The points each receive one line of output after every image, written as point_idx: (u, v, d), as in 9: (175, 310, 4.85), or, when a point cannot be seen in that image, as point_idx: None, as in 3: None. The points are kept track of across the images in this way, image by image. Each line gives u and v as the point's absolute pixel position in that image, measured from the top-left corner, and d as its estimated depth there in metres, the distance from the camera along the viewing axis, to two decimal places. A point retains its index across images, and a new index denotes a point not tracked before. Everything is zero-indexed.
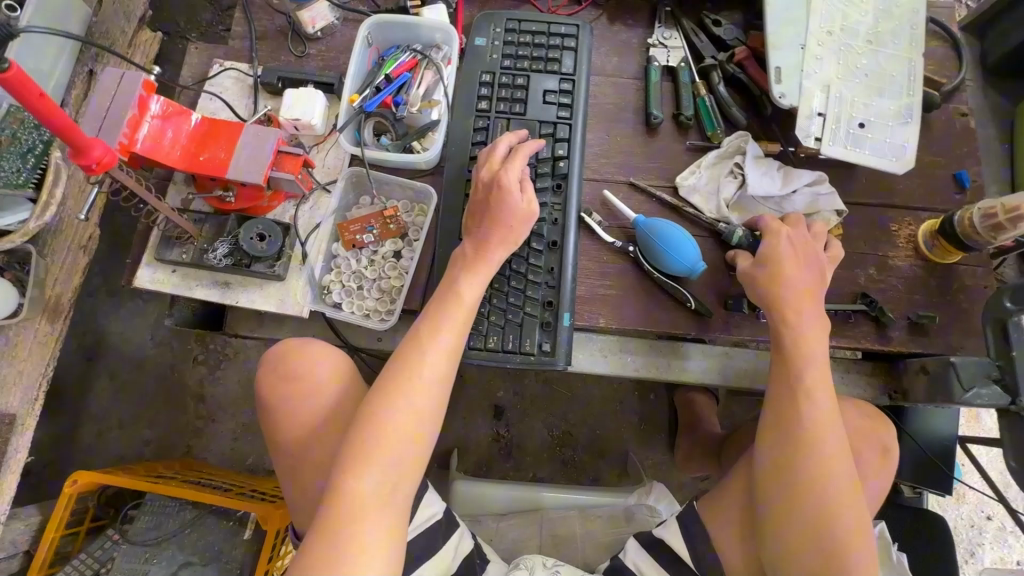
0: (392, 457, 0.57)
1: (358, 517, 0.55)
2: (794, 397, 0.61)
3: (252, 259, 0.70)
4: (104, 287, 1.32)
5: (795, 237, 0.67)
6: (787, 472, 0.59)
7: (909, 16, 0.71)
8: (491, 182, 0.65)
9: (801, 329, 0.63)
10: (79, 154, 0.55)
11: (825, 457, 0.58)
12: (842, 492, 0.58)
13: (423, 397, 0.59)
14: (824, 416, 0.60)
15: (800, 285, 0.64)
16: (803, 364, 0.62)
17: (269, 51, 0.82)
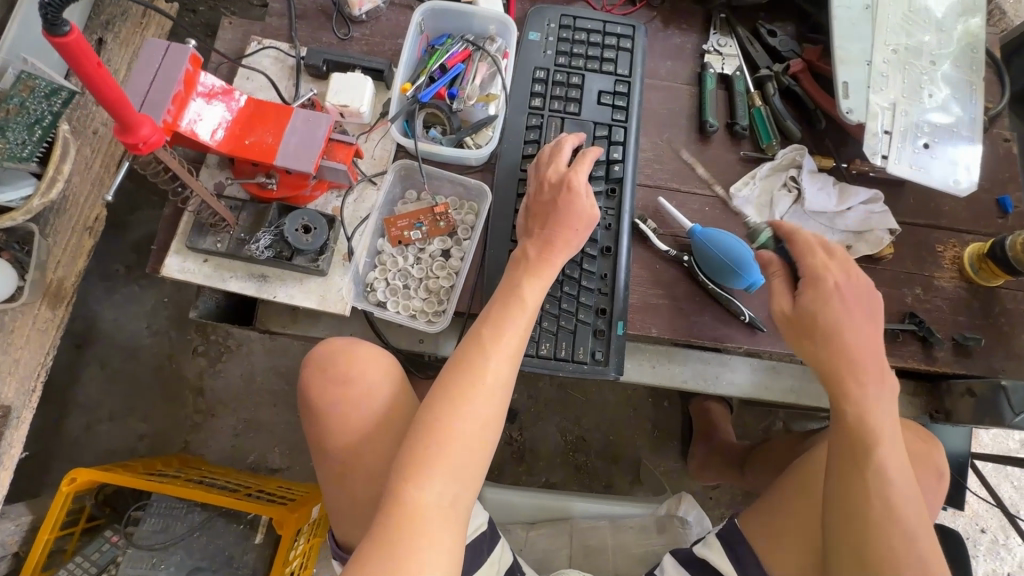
0: (456, 465, 0.53)
1: (421, 533, 0.50)
2: (858, 448, 0.59)
3: (294, 251, 0.66)
4: (97, 271, 1.24)
5: (842, 279, 0.64)
6: (859, 518, 0.57)
7: (970, 41, 0.73)
8: (559, 183, 0.67)
9: (863, 391, 0.61)
10: (124, 132, 0.50)
11: (897, 501, 0.57)
12: (919, 534, 0.56)
13: (486, 403, 0.56)
14: (892, 460, 0.58)
15: (857, 342, 0.62)
16: (864, 408, 0.60)
17: (310, 31, 0.77)
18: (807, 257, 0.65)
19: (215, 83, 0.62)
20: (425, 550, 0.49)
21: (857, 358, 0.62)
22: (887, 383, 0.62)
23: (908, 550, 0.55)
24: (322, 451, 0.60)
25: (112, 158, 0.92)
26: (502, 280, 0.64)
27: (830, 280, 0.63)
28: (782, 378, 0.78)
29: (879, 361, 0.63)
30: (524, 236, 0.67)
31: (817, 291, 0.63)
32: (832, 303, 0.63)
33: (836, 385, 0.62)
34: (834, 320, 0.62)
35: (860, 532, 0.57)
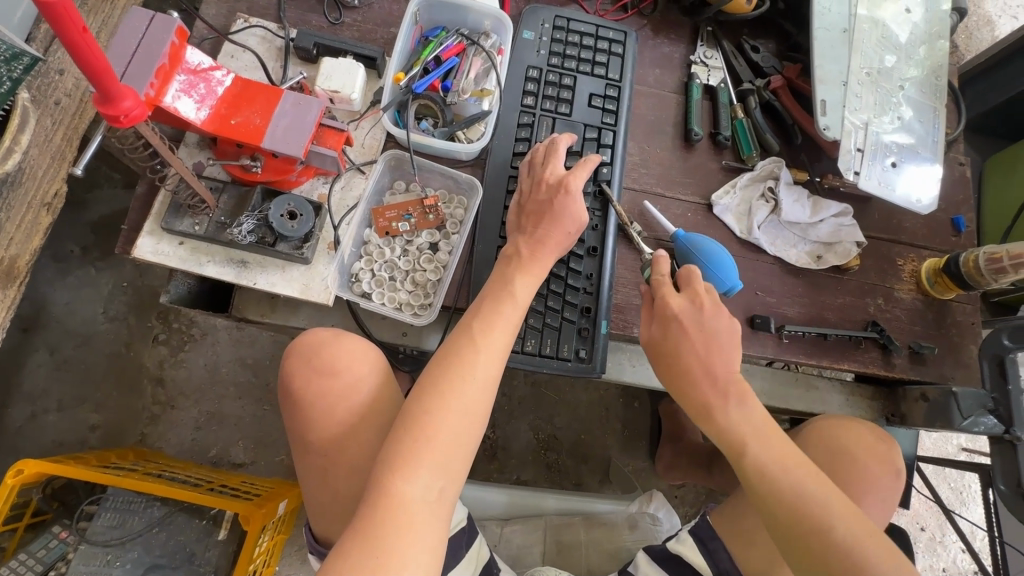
0: (442, 458, 0.53)
1: (406, 526, 0.49)
2: (735, 462, 0.59)
3: (278, 237, 0.64)
4: (50, 251, 1.17)
5: (685, 307, 0.63)
6: (774, 528, 0.55)
7: (933, 68, 0.78)
8: (556, 185, 0.67)
9: (716, 408, 0.60)
10: (105, 103, 0.47)
11: (791, 496, 0.55)
12: (832, 523, 0.53)
13: (477, 395, 0.56)
14: (768, 458, 0.57)
15: (699, 364, 0.61)
16: (727, 426, 0.59)
17: (300, 13, 0.75)
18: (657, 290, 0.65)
19: (201, 60, 0.59)
20: (409, 545, 0.49)
21: (704, 381, 0.61)
22: (742, 391, 0.60)
23: (829, 543, 0.52)
24: (302, 444, 0.58)
25: (74, 131, 0.86)
26: (492, 275, 0.65)
27: (670, 312, 0.63)
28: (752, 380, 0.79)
29: (730, 380, 0.60)
30: (515, 231, 0.68)
31: (664, 325, 0.63)
32: (672, 333, 0.63)
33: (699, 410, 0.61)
34: (676, 350, 0.62)
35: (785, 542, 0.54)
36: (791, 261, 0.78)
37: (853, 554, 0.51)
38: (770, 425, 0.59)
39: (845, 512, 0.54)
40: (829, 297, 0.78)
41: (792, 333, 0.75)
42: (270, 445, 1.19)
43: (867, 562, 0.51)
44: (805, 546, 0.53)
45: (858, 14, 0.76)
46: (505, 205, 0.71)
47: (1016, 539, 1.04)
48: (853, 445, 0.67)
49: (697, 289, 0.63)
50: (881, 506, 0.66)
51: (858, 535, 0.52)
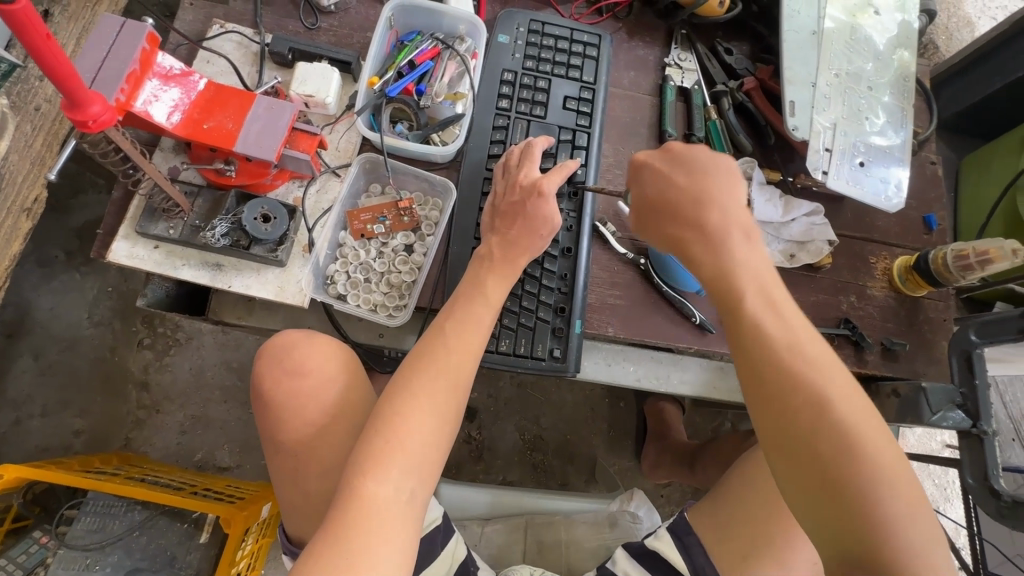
0: (414, 459, 0.54)
1: (377, 526, 0.50)
2: (730, 310, 0.54)
3: (252, 241, 0.65)
4: (34, 257, 1.17)
5: (663, 156, 0.63)
6: (762, 389, 0.50)
7: (902, 69, 0.79)
8: (529, 187, 0.68)
9: (710, 252, 0.56)
10: (74, 108, 0.48)
11: (787, 354, 0.50)
12: (829, 392, 0.49)
13: (449, 396, 0.57)
14: (765, 312, 0.52)
15: (688, 200, 0.59)
16: (721, 275, 0.55)
17: (276, 18, 0.76)
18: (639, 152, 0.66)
19: (173, 64, 0.60)
20: (380, 544, 0.49)
21: (694, 216, 0.58)
22: (742, 233, 0.57)
23: (820, 408, 0.48)
24: (274, 447, 0.59)
25: (54, 137, 0.87)
26: (466, 276, 0.65)
27: (646, 161, 0.64)
28: (730, 379, 0.81)
29: (723, 219, 0.58)
30: (489, 231, 0.68)
31: (642, 178, 0.64)
32: (654, 181, 0.63)
33: (692, 253, 0.58)
34: (663, 192, 0.61)
35: (772, 409, 0.50)
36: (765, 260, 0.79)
37: (847, 432, 0.47)
38: (770, 275, 0.55)
39: (843, 384, 0.49)
40: (802, 295, 0.79)
41: None
42: (255, 449, 1.19)
43: (860, 443, 0.47)
44: (792, 414, 0.49)
45: (826, 17, 0.78)
46: (479, 206, 0.71)
47: (995, 534, 1.05)
48: None
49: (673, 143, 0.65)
50: None
51: (853, 412, 0.48)
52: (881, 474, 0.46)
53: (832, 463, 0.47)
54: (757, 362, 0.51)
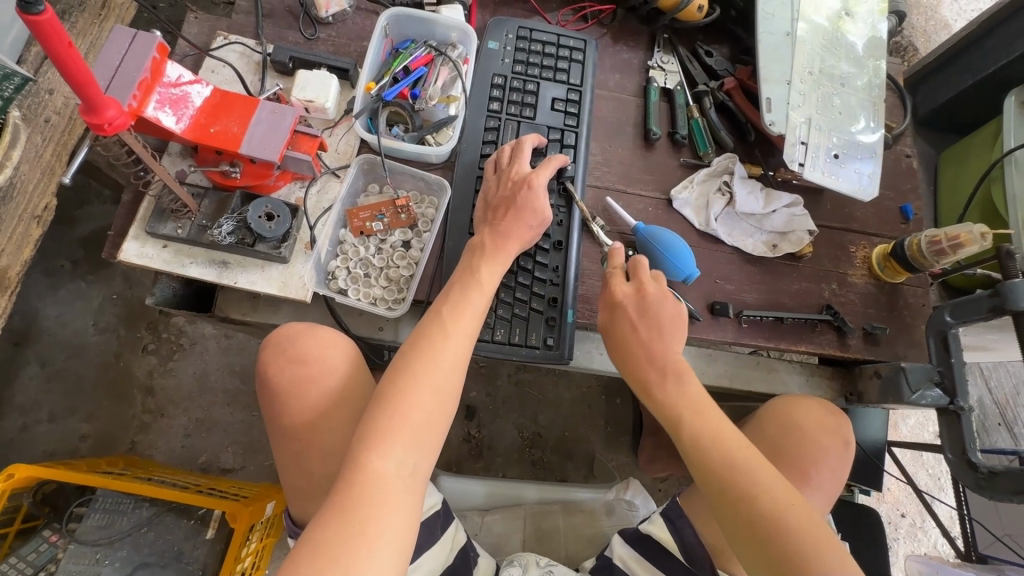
0: (414, 435, 0.56)
1: (381, 499, 0.52)
2: (674, 435, 0.64)
3: (257, 238, 0.68)
4: (41, 266, 1.20)
5: (629, 295, 0.70)
6: (715, 499, 0.59)
7: (874, 66, 0.83)
8: (520, 183, 0.72)
9: (652, 384, 0.67)
10: (90, 112, 0.52)
11: (720, 465, 0.59)
12: (760, 491, 0.57)
13: (447, 376, 0.60)
14: (701, 431, 0.62)
15: (642, 348, 0.68)
16: (665, 407, 0.65)
17: (277, 30, 0.80)
18: (611, 281, 0.72)
19: (181, 74, 0.63)
20: (384, 515, 0.52)
21: (646, 349, 0.68)
22: (679, 370, 0.66)
23: (755, 505, 0.56)
24: (279, 430, 0.61)
25: (64, 147, 0.91)
26: (460, 266, 0.68)
27: (617, 298, 0.70)
28: (717, 365, 0.83)
29: (666, 358, 0.67)
30: (482, 224, 0.71)
31: (611, 312, 0.71)
32: (620, 322, 0.70)
33: (642, 388, 0.68)
34: (622, 334, 0.69)
35: (718, 508, 0.59)
36: (749, 250, 0.82)
37: (777, 518, 0.55)
38: (706, 400, 0.65)
39: (769, 478, 0.57)
40: (785, 283, 0.82)
41: (751, 318, 0.79)
42: (259, 451, 1.21)
43: (790, 526, 0.54)
44: (731, 510, 0.57)
45: (800, 19, 0.82)
46: (472, 204, 0.75)
47: (985, 518, 1.08)
48: (803, 421, 0.70)
49: (642, 280, 0.70)
50: (831, 479, 0.69)
51: (779, 501, 0.56)
52: (812, 550, 0.53)
53: (769, 546, 0.54)
54: (702, 473, 0.60)
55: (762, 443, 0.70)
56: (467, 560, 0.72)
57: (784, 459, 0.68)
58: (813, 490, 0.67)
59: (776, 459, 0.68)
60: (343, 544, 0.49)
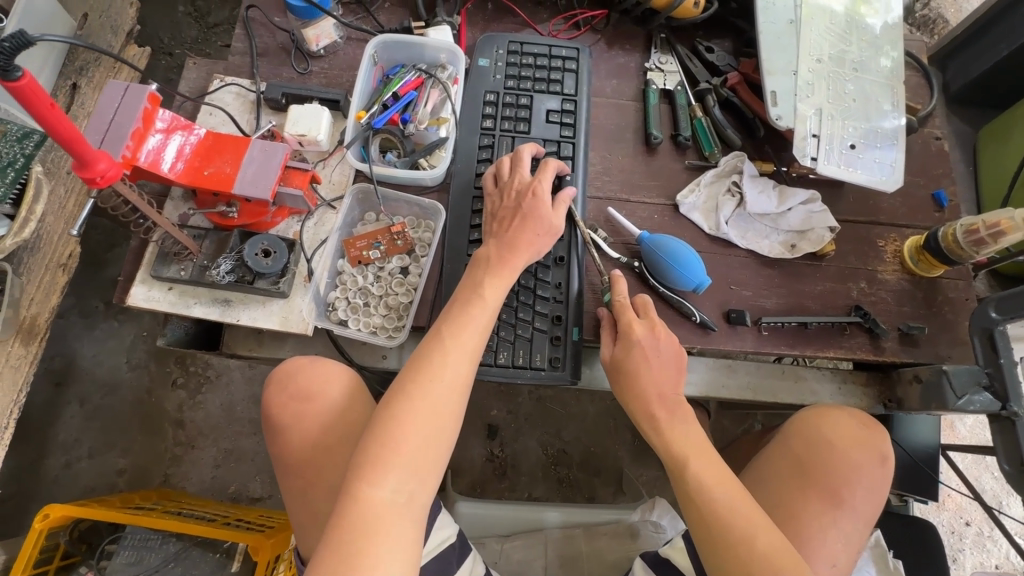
0: (411, 461, 0.55)
1: (378, 530, 0.51)
2: (677, 471, 0.63)
3: (256, 275, 0.69)
4: (77, 309, 1.26)
5: (647, 337, 0.66)
6: (710, 540, 0.60)
7: (890, 45, 0.76)
8: (525, 191, 0.70)
9: (661, 422, 0.65)
10: (82, 167, 0.53)
11: (724, 510, 0.60)
12: (755, 534, 0.58)
13: (446, 397, 0.58)
14: (706, 472, 0.62)
15: (654, 388, 0.65)
16: (670, 444, 0.64)
17: (272, 67, 0.82)
18: (622, 316, 0.68)
19: (175, 119, 0.65)
20: (383, 547, 0.51)
21: (653, 389, 0.65)
22: (685, 410, 0.66)
23: (743, 550, 0.58)
24: (283, 467, 0.60)
25: (85, 196, 0.95)
26: (464, 280, 0.66)
27: (635, 339, 0.66)
28: (738, 376, 0.77)
29: (669, 392, 0.66)
30: (488, 236, 0.70)
31: (625, 345, 0.67)
32: (635, 359, 0.66)
33: (647, 421, 0.66)
34: (635, 370, 0.66)
35: (709, 546, 0.60)
36: (765, 253, 0.77)
37: (771, 565, 0.56)
38: (705, 443, 0.64)
39: (762, 522, 0.59)
40: (808, 285, 0.77)
41: (771, 325, 0.74)
42: None
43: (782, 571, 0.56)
44: (732, 553, 0.58)
45: (803, 4, 0.77)
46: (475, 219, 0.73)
47: None
48: (832, 435, 0.65)
49: (656, 321, 0.67)
50: (868, 499, 0.63)
51: (773, 546, 0.58)
52: None
53: None
54: (698, 514, 0.61)
55: (786, 457, 0.66)
56: None
57: (813, 477, 0.63)
58: (847, 513, 0.62)
59: (804, 478, 0.64)
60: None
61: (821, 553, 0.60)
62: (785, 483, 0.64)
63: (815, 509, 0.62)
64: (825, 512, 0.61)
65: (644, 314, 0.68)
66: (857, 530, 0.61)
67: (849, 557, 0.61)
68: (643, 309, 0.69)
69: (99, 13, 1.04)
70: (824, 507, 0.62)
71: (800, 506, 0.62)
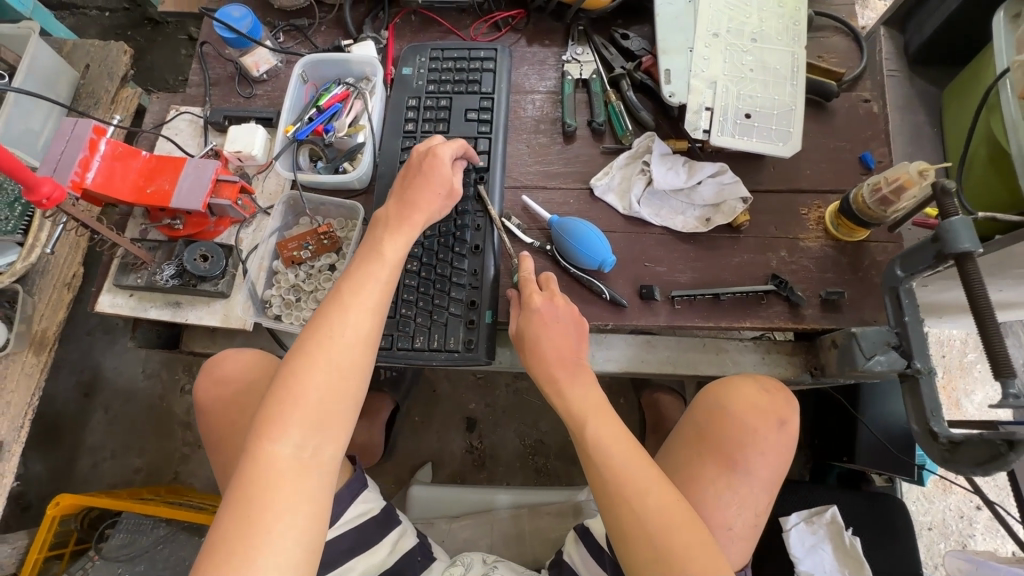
0: (312, 417, 0.58)
1: (278, 483, 0.55)
2: (577, 434, 0.65)
3: (199, 279, 0.78)
4: (101, 326, 1.42)
5: (547, 305, 0.70)
6: (605, 497, 0.61)
7: (792, 13, 0.77)
8: (425, 153, 0.73)
9: (562, 384, 0.68)
10: (30, 192, 0.62)
11: (618, 466, 0.61)
12: (646, 489, 0.60)
13: (346, 355, 0.61)
14: (605, 432, 0.64)
15: (554, 351, 0.69)
16: (572, 407, 0.67)
17: (221, 94, 0.91)
18: (524, 288, 0.71)
19: (121, 146, 0.74)
20: (283, 500, 0.55)
21: (554, 355, 0.69)
22: (586, 373, 0.69)
23: (635, 506, 0.59)
24: (217, 435, 0.68)
25: None
26: (366, 242, 0.70)
27: (534, 308, 0.69)
28: (658, 351, 0.82)
29: (568, 357, 0.69)
30: (391, 197, 0.73)
31: (525, 313, 0.70)
32: (534, 325, 0.69)
33: (550, 384, 0.68)
34: (537, 338, 0.69)
35: (605, 503, 0.61)
36: (679, 229, 0.78)
37: (656, 519, 0.58)
38: (603, 404, 0.67)
39: (653, 480, 0.60)
40: (725, 258, 0.77)
41: (683, 299, 0.75)
42: None
43: (668, 526, 0.58)
44: (627, 510, 0.60)
45: None
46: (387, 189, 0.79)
47: None
48: (735, 404, 0.65)
49: (554, 291, 0.71)
50: (768, 464, 0.63)
51: (662, 500, 0.59)
52: (682, 548, 0.56)
53: (650, 540, 0.58)
54: (593, 474, 0.63)
55: (690, 427, 0.66)
56: (409, 565, 0.73)
57: (713, 444, 0.64)
58: (744, 477, 0.62)
59: (702, 443, 0.64)
60: (246, 530, 0.53)
61: (718, 515, 0.61)
62: (687, 450, 0.65)
63: (711, 473, 0.62)
64: (721, 477, 0.62)
65: (544, 287, 0.72)
66: (755, 494, 0.62)
67: (746, 521, 0.62)
68: (546, 284, 0.72)
69: (98, 63, 1.14)
70: (720, 472, 0.62)
71: (697, 472, 0.63)
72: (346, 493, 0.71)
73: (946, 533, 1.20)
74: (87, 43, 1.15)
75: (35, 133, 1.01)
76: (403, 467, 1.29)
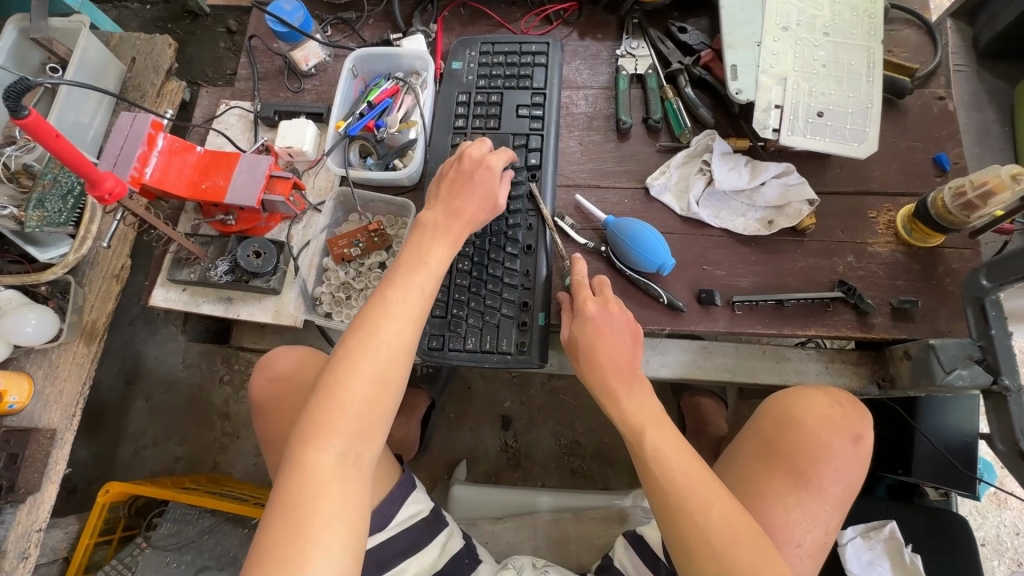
0: (355, 424, 0.58)
1: (324, 490, 0.55)
2: (636, 445, 0.63)
3: (251, 275, 0.77)
4: (142, 316, 1.45)
5: (599, 311, 0.68)
6: (666, 512, 0.59)
7: (867, 6, 0.74)
8: (479, 161, 0.72)
9: (620, 395, 0.66)
10: (93, 187, 0.62)
11: (679, 479, 0.59)
12: (711, 505, 0.58)
13: (389, 361, 0.60)
14: (664, 444, 0.62)
15: (611, 360, 0.67)
16: (630, 417, 0.65)
17: (269, 88, 0.90)
18: (577, 294, 0.70)
19: (176, 141, 0.74)
20: (328, 507, 0.54)
21: (609, 363, 0.66)
22: (643, 381, 0.67)
23: (699, 522, 0.57)
24: (266, 435, 0.69)
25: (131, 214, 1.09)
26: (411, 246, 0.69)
27: (589, 314, 0.68)
28: (714, 358, 0.79)
29: (625, 366, 0.67)
30: (435, 201, 0.71)
31: (577, 319, 0.69)
32: (589, 332, 0.67)
33: (607, 393, 0.66)
34: (593, 346, 0.67)
35: (666, 518, 0.59)
36: (740, 231, 0.76)
37: (719, 536, 0.56)
38: (659, 414, 0.65)
39: (715, 495, 0.58)
40: (788, 263, 0.74)
41: (744, 304, 0.72)
42: None
43: (732, 544, 0.56)
44: (691, 526, 0.57)
45: None
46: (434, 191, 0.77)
47: None
48: (806, 417, 0.62)
49: (609, 297, 0.69)
50: (839, 482, 0.60)
51: (729, 517, 0.57)
52: (750, 567, 0.55)
53: (716, 557, 0.56)
54: (653, 488, 0.61)
55: (756, 440, 0.64)
56: (458, 567, 0.72)
57: (782, 459, 0.61)
58: (815, 494, 0.60)
59: (771, 457, 0.62)
60: (295, 536, 0.52)
61: (787, 532, 0.59)
62: (755, 463, 0.63)
63: (781, 489, 0.60)
64: (791, 493, 0.60)
65: (598, 293, 0.70)
66: (826, 512, 0.60)
67: (815, 539, 0.60)
68: (600, 288, 0.71)
69: (144, 56, 1.15)
70: (790, 488, 0.60)
71: (767, 488, 0.60)
72: (397, 494, 0.71)
73: (1000, 549, 1.16)
74: (133, 35, 1.16)
75: (85, 126, 1.02)
76: (438, 464, 1.29)
